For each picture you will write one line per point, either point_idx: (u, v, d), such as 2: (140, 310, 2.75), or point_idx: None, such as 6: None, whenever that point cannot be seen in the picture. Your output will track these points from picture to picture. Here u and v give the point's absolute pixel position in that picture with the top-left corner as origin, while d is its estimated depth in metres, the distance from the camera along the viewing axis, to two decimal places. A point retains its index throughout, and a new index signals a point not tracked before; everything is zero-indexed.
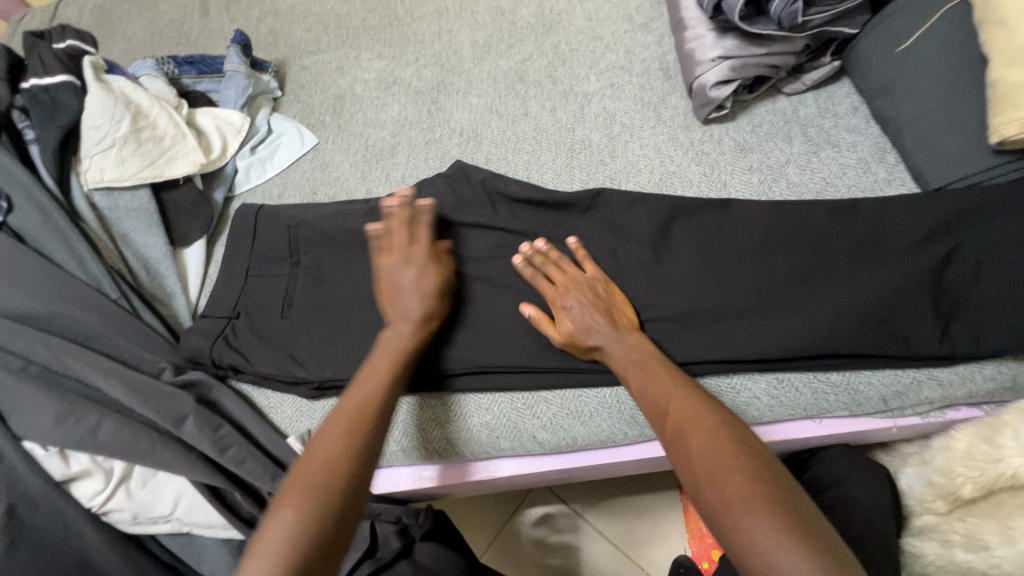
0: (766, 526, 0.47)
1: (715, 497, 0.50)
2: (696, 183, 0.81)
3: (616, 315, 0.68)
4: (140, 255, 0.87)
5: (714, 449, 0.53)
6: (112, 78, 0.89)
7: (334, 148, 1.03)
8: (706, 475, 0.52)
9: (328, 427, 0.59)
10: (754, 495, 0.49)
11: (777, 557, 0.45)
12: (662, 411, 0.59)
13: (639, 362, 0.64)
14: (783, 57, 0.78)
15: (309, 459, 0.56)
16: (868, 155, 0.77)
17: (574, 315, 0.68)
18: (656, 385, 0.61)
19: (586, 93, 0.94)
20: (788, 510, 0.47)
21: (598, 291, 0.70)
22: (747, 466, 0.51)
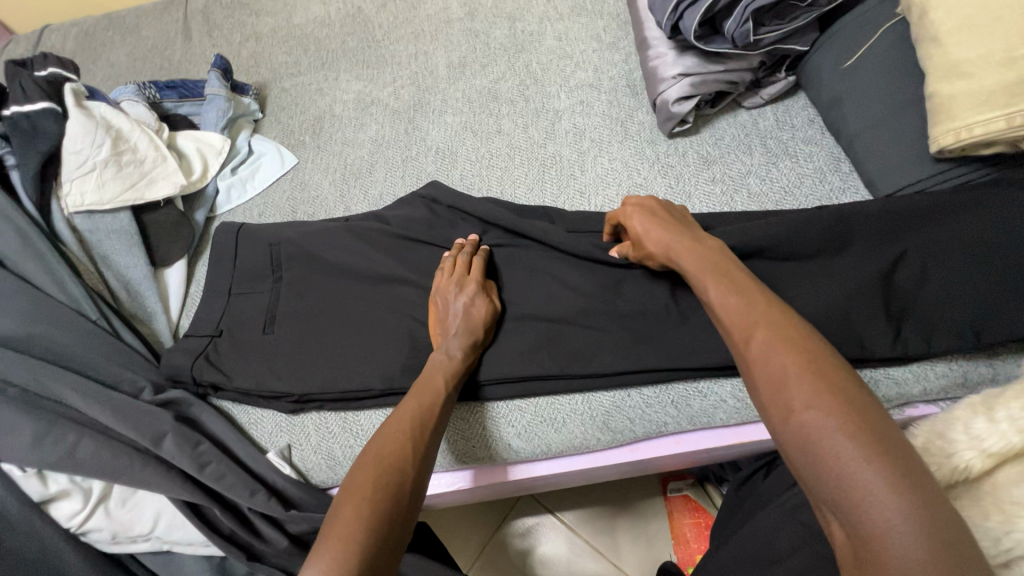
0: (863, 459, 0.40)
1: (805, 421, 0.43)
2: (662, 194, 0.84)
3: (692, 229, 0.68)
4: (120, 276, 0.88)
5: (806, 371, 0.45)
6: (93, 104, 0.91)
7: (314, 167, 1.05)
8: (794, 394, 0.45)
9: (394, 433, 0.63)
10: (847, 422, 0.42)
11: (865, 488, 0.39)
12: (747, 325, 0.51)
13: (713, 266, 0.59)
14: (739, 73, 0.82)
15: (371, 457, 0.60)
16: (824, 164, 0.80)
17: (647, 228, 0.69)
18: (738, 302, 0.53)
19: (557, 110, 0.98)
20: (881, 442, 0.41)
21: (674, 216, 0.70)
22: (835, 387, 0.44)
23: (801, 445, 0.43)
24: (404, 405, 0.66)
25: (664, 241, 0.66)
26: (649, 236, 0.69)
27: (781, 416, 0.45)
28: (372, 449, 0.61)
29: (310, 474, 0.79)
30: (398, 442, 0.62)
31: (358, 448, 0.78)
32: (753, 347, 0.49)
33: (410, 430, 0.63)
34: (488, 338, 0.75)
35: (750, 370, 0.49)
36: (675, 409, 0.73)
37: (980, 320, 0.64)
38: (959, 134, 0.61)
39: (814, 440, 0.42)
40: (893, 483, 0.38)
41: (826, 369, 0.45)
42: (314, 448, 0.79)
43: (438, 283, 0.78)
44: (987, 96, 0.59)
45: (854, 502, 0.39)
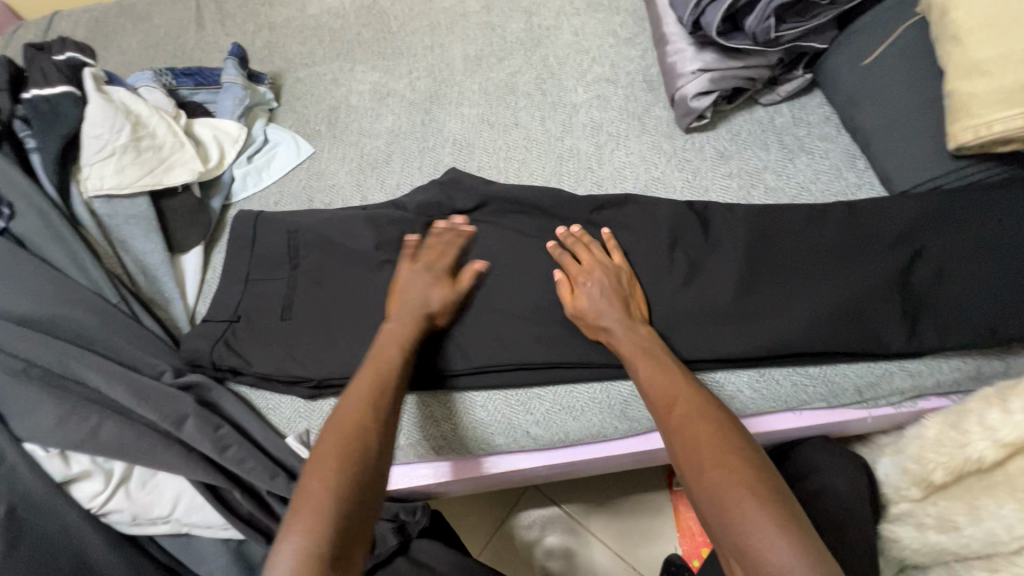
0: (760, 510, 0.51)
1: (714, 479, 0.54)
2: (679, 188, 0.85)
3: (631, 305, 0.72)
4: (139, 261, 0.88)
5: (716, 435, 0.57)
6: (112, 88, 0.92)
7: (330, 157, 1.05)
8: (707, 459, 0.55)
9: (352, 410, 0.63)
10: (750, 478, 0.53)
11: (761, 540, 0.49)
12: (670, 400, 0.62)
13: (643, 347, 0.68)
14: (758, 69, 0.83)
15: (334, 437, 0.60)
16: (840, 161, 0.82)
17: (593, 297, 0.71)
18: (666, 378, 0.64)
19: (574, 104, 0.99)
20: (771, 492, 0.52)
21: (620, 278, 0.74)
22: (734, 450, 0.56)
23: (714, 502, 0.53)
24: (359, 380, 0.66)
25: (604, 310, 0.70)
26: (593, 301, 0.71)
27: (697, 479, 0.55)
28: (337, 428, 0.61)
29: None
30: (357, 420, 0.62)
31: None
32: (674, 419, 0.60)
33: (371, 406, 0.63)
34: (449, 316, 0.76)
35: (673, 437, 0.60)
36: None
37: (994, 316, 0.65)
38: (978, 131, 0.62)
39: (725, 498, 0.53)
40: (788, 531, 0.49)
41: (731, 434, 0.57)
42: None
43: (410, 267, 0.78)
44: (1007, 95, 0.60)
45: (753, 548, 0.49)
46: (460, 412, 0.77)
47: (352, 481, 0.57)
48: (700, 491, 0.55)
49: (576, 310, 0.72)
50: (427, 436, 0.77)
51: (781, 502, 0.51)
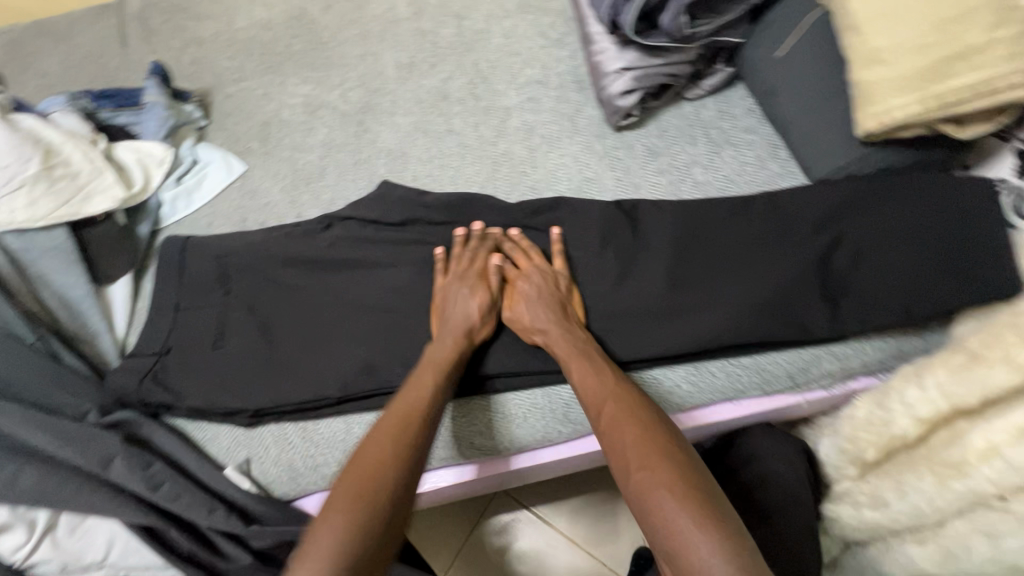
0: (679, 506, 0.51)
1: (637, 480, 0.54)
2: (612, 187, 0.85)
3: (569, 309, 0.73)
4: (59, 296, 0.84)
5: (644, 434, 0.58)
6: (19, 117, 0.87)
7: (263, 174, 1.03)
8: (632, 462, 0.56)
9: (394, 445, 0.61)
10: (671, 474, 0.53)
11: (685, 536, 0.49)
12: (601, 403, 0.63)
13: (579, 352, 0.68)
14: (679, 66, 0.84)
15: (343, 482, 0.58)
16: (763, 152, 0.83)
17: (529, 301, 0.73)
18: (598, 380, 0.65)
19: (507, 108, 0.98)
20: (691, 485, 0.52)
21: (559, 283, 0.75)
22: (657, 447, 0.56)
23: (639, 504, 0.54)
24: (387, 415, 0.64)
25: (543, 314, 0.72)
26: (531, 306, 0.73)
27: (624, 478, 0.56)
28: (393, 462, 0.59)
29: (271, 488, 0.78)
30: (391, 453, 0.60)
31: (319, 456, 0.77)
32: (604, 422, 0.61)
33: (404, 438, 0.62)
34: (489, 329, 0.75)
35: (607, 442, 0.60)
36: None
37: (910, 296, 0.68)
38: (880, 119, 0.64)
39: (650, 499, 0.53)
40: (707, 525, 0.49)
41: (652, 431, 0.58)
42: (272, 460, 0.77)
43: (444, 281, 0.78)
44: (903, 82, 0.62)
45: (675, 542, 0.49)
46: None
47: (360, 526, 0.54)
48: (630, 494, 0.55)
49: (514, 315, 0.75)
50: None
51: (704, 497, 0.51)
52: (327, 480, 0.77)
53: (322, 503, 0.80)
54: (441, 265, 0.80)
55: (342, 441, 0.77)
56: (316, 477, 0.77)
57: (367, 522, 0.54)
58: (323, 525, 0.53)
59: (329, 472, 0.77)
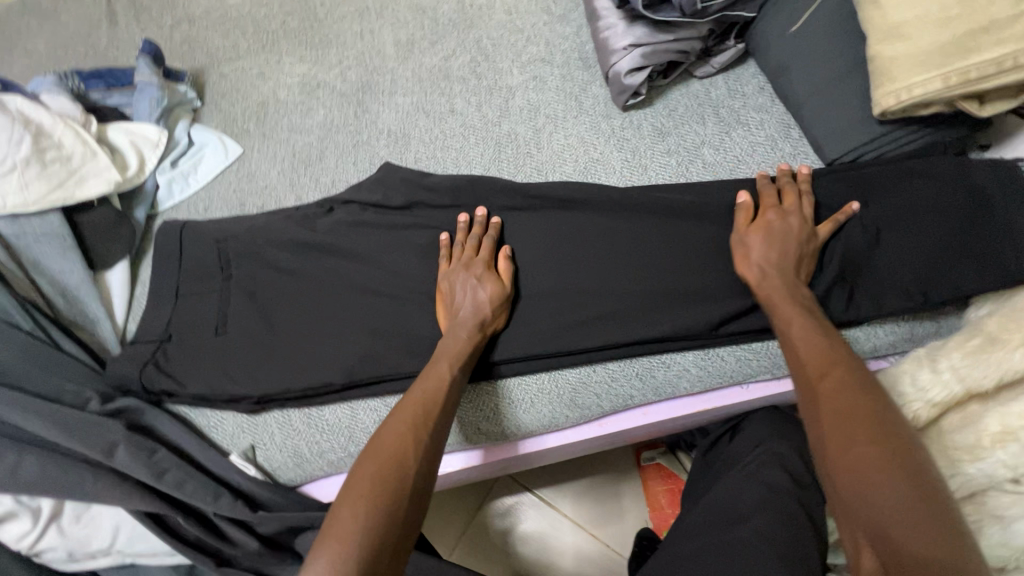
0: (899, 484, 0.46)
1: (856, 454, 0.49)
2: (619, 169, 0.84)
3: (803, 263, 0.67)
4: (55, 283, 0.83)
5: (869, 402, 0.53)
6: (8, 97, 0.84)
7: (261, 157, 1.00)
8: (857, 434, 0.50)
9: (409, 432, 0.60)
10: (890, 455, 0.48)
11: (898, 518, 0.45)
12: (822, 367, 0.57)
13: (788, 309, 0.64)
14: (689, 42, 0.81)
15: (362, 469, 0.58)
16: (775, 132, 0.81)
17: (770, 239, 0.68)
18: (819, 343, 0.59)
19: (510, 87, 0.95)
20: (914, 469, 0.47)
21: (812, 235, 0.69)
22: (879, 422, 0.51)
23: (850, 479, 0.49)
24: (402, 404, 0.64)
25: (777, 262, 0.67)
26: (762, 245, 0.69)
27: (832, 446, 0.51)
28: (405, 449, 0.59)
29: (276, 474, 0.77)
30: (406, 440, 0.59)
31: (323, 442, 0.76)
32: (824, 383, 0.56)
33: (419, 426, 0.61)
34: (499, 322, 0.73)
35: (815, 408, 0.55)
36: (641, 381, 0.73)
37: (926, 281, 0.67)
38: (899, 96, 0.62)
39: (865, 474, 0.48)
40: (921, 514, 0.44)
41: (876, 407, 0.52)
42: (277, 447, 0.77)
43: (448, 269, 0.76)
44: (924, 58, 0.60)
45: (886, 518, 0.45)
46: None
47: (380, 518, 0.53)
48: (836, 465, 0.50)
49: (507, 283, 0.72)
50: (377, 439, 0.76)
51: (929, 489, 0.46)
52: (332, 467, 0.77)
53: (326, 488, 0.79)
54: (446, 252, 0.77)
55: (348, 427, 0.76)
56: (321, 463, 0.77)
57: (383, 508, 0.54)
58: (348, 512, 0.54)
59: (334, 458, 0.76)
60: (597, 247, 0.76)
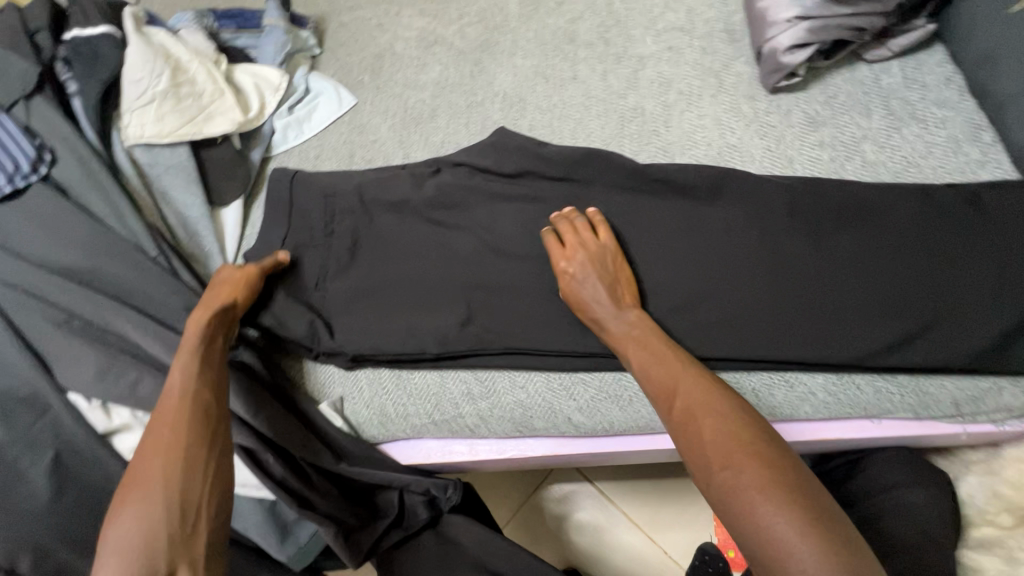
0: (766, 501, 0.47)
1: (722, 478, 0.50)
2: (760, 158, 0.74)
3: (622, 290, 0.66)
4: (178, 214, 0.86)
5: (716, 429, 0.53)
6: (152, 30, 0.88)
7: (373, 110, 0.99)
8: (712, 457, 0.51)
9: (165, 458, 0.57)
10: (758, 476, 0.49)
11: (767, 529, 0.46)
12: (673, 396, 0.57)
13: (636, 342, 0.62)
14: (869, 18, 0.70)
15: (135, 491, 0.56)
16: (960, 133, 0.69)
17: (583, 285, 0.66)
18: (669, 372, 0.58)
19: (641, 57, 0.88)
20: (795, 490, 0.48)
21: (609, 262, 0.67)
22: (755, 448, 0.51)
23: (721, 499, 0.50)
24: (163, 410, 0.60)
25: (599, 305, 0.64)
26: (578, 294, 0.66)
27: (702, 467, 0.52)
28: (171, 476, 0.56)
29: (361, 429, 0.78)
30: (173, 466, 0.57)
31: (409, 406, 0.76)
32: (680, 410, 0.56)
33: (188, 445, 0.58)
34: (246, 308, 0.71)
35: (683, 440, 0.55)
36: (756, 399, 0.65)
37: None
38: None
39: (739, 499, 0.48)
40: (808, 537, 0.45)
41: (744, 438, 0.51)
42: (365, 403, 0.77)
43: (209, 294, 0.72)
44: None
45: (766, 537, 0.46)
46: (498, 391, 0.73)
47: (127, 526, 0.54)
48: (710, 486, 0.51)
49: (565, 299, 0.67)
50: (462, 412, 0.74)
51: (810, 514, 0.46)
52: (414, 431, 0.77)
53: (409, 449, 0.80)
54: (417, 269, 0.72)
55: (435, 395, 0.75)
56: (404, 425, 0.77)
57: (142, 533, 0.54)
58: (115, 533, 0.54)
59: (417, 423, 0.76)
60: (728, 244, 0.68)
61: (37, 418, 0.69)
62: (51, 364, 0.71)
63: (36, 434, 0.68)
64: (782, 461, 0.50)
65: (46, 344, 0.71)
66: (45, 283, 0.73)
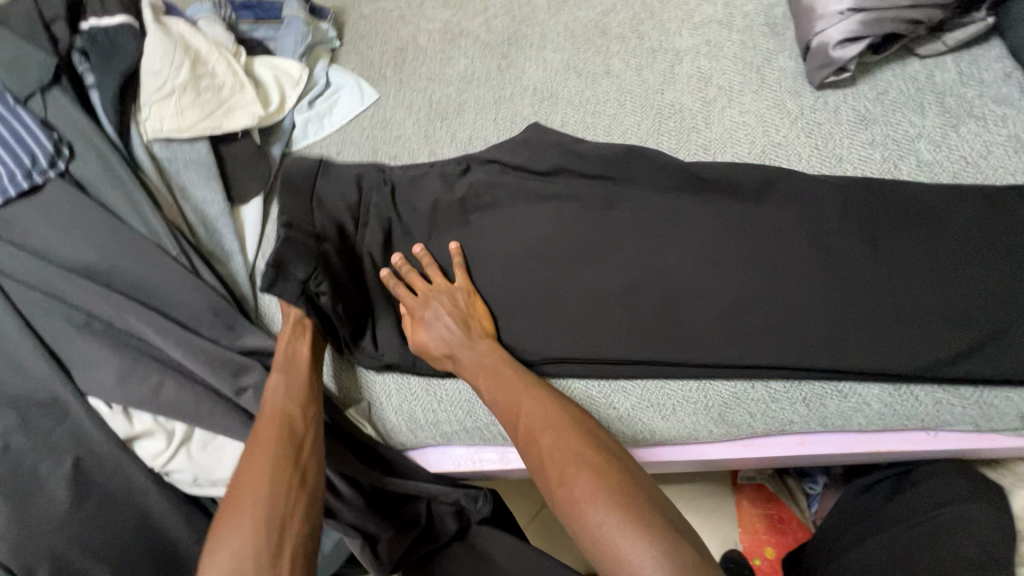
0: (606, 508, 0.50)
1: (564, 488, 0.53)
2: (806, 157, 0.71)
3: (471, 322, 0.69)
4: (198, 211, 0.83)
5: (563, 442, 0.56)
6: (171, 21, 0.85)
7: (396, 105, 0.96)
8: (557, 472, 0.54)
9: (263, 463, 0.55)
10: (600, 486, 0.51)
11: (607, 534, 0.49)
12: (517, 418, 0.60)
13: (486, 368, 0.65)
14: (925, 11, 0.67)
15: (234, 502, 0.53)
16: (1021, 131, 0.66)
17: (430, 326, 0.68)
18: (511, 390, 0.62)
19: (677, 51, 0.84)
20: (634, 497, 0.51)
21: (458, 301, 0.70)
22: (592, 455, 0.54)
23: (567, 512, 0.52)
24: (261, 426, 0.59)
25: (450, 342, 0.67)
26: (436, 335, 0.68)
27: (549, 478, 0.54)
28: (268, 483, 0.54)
29: (388, 435, 0.75)
30: (276, 474, 0.54)
31: (440, 413, 0.73)
32: (525, 431, 0.58)
33: (297, 455, 0.57)
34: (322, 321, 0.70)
35: (524, 452, 0.58)
36: (807, 408, 0.63)
37: None
38: None
39: (577, 505, 0.51)
40: (652, 545, 0.47)
41: (591, 452, 0.55)
42: (394, 409, 0.74)
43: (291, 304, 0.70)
44: None
45: (604, 549, 0.49)
46: None
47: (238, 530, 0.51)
48: (555, 498, 0.53)
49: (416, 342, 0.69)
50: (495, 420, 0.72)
51: (651, 526, 0.49)
52: (444, 437, 0.74)
53: (437, 457, 0.76)
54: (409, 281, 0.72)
55: (467, 402, 0.72)
56: (434, 432, 0.74)
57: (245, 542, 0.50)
58: (221, 542, 0.50)
59: (448, 430, 0.73)
60: (776, 247, 0.66)
61: (56, 424, 0.66)
62: (71, 367, 0.68)
63: (55, 440, 0.65)
64: (613, 466, 0.54)
65: (66, 347, 0.68)
66: (63, 283, 0.70)
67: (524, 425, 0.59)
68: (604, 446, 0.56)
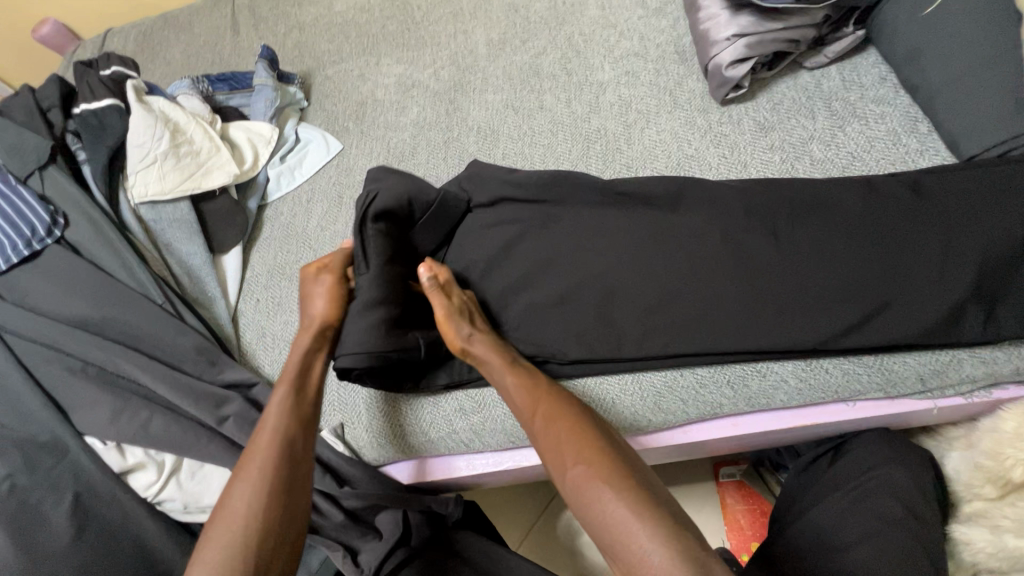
0: (613, 497, 0.52)
1: (577, 482, 0.55)
2: (715, 165, 0.80)
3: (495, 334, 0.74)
4: (182, 263, 0.92)
5: (572, 436, 0.58)
6: (152, 99, 0.96)
7: (358, 152, 1.06)
8: (570, 461, 0.56)
9: (264, 466, 0.60)
10: (605, 476, 0.54)
11: (611, 520, 0.51)
12: (533, 410, 0.62)
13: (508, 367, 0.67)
14: (801, 30, 0.76)
15: (239, 493, 0.58)
16: (898, 125, 0.74)
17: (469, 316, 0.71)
18: (527, 389, 0.64)
19: (600, 82, 0.94)
20: (641, 489, 0.53)
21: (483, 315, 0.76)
22: (602, 453, 0.56)
23: (577, 501, 0.54)
24: (268, 432, 0.63)
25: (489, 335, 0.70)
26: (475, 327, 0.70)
27: (560, 473, 0.57)
28: (257, 508, 0.57)
29: (362, 453, 0.81)
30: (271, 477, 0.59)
31: (407, 426, 0.79)
32: (539, 425, 0.61)
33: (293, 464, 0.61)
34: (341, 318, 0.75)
35: (540, 443, 0.60)
36: (731, 390, 0.68)
37: None
38: None
39: (589, 495, 0.53)
40: (653, 530, 0.49)
41: (597, 443, 0.57)
42: (365, 427, 0.81)
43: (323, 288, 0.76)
44: None
45: (608, 529, 0.51)
46: (487, 405, 0.77)
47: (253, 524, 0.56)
48: (568, 486, 0.55)
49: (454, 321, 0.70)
50: (456, 430, 0.78)
51: (657, 510, 0.51)
52: (413, 451, 0.80)
53: (408, 470, 0.83)
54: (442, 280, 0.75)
55: (430, 415, 0.79)
56: (403, 446, 0.80)
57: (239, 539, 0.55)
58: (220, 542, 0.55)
59: (415, 443, 0.79)
60: (691, 247, 0.73)
61: (56, 463, 0.73)
62: (70, 411, 0.76)
63: (56, 477, 0.72)
64: (617, 459, 0.56)
65: (65, 392, 0.76)
66: (61, 335, 0.78)
67: (538, 416, 0.62)
68: (609, 440, 0.58)
